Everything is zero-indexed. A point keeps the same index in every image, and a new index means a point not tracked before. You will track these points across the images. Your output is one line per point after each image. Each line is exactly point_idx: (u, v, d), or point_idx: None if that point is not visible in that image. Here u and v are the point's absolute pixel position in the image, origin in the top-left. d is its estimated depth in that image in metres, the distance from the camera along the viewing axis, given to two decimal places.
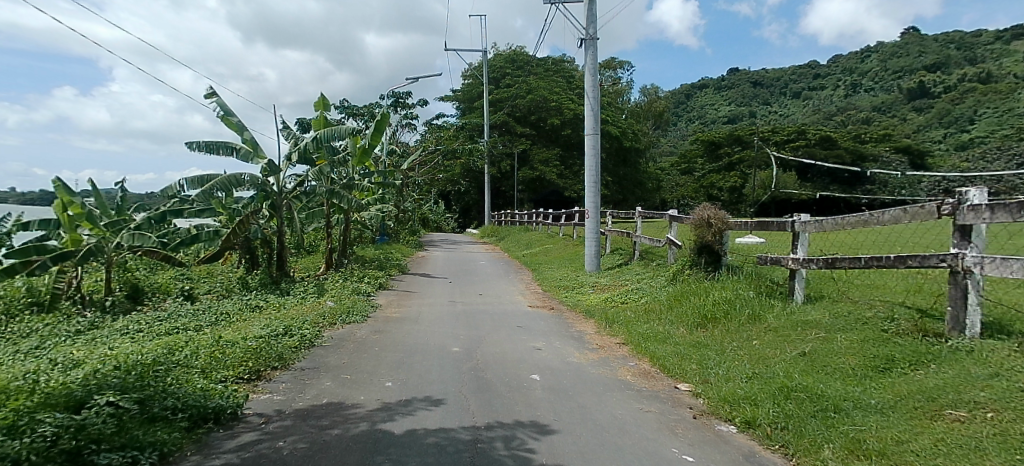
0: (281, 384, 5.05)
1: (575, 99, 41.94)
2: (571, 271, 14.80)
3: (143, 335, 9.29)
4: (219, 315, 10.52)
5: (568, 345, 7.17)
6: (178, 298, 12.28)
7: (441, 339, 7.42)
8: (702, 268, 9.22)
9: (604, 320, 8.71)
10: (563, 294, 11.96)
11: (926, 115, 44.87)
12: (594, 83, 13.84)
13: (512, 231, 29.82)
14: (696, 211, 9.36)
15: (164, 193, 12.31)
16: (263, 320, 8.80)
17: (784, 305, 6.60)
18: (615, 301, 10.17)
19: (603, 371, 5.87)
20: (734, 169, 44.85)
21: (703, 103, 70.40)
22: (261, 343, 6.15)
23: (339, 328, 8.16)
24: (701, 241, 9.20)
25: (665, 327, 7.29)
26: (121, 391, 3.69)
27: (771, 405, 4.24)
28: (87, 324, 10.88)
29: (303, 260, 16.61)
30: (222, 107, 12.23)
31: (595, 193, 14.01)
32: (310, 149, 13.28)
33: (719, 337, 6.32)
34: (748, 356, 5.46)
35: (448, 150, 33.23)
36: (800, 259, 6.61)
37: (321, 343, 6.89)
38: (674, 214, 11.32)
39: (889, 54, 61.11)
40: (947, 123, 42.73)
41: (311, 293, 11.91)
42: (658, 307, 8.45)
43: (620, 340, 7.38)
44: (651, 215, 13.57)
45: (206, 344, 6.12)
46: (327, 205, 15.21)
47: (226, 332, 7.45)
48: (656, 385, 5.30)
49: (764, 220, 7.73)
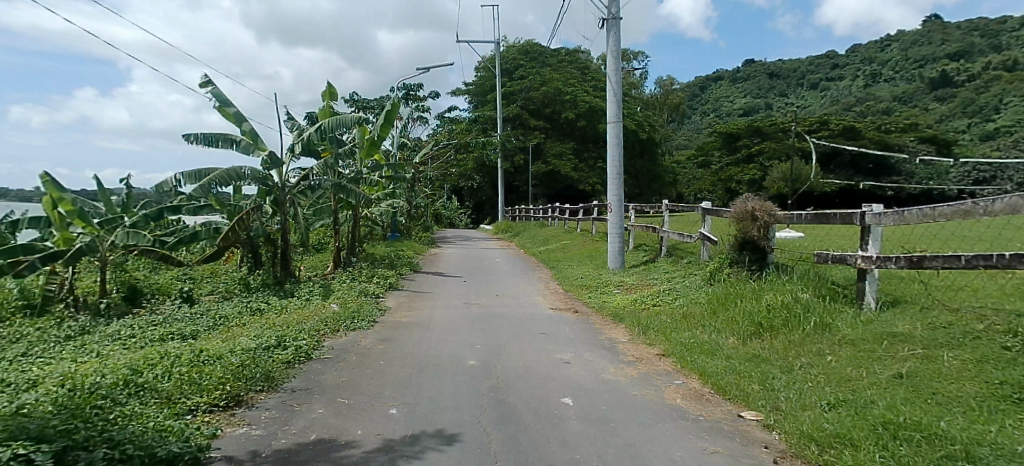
0: (264, 414, 4.21)
1: (590, 90, 40.81)
2: (593, 269, 13.87)
3: (136, 343, 8.53)
4: (217, 320, 9.75)
5: (601, 357, 6.27)
6: (177, 300, 11.50)
7: (455, 349, 6.58)
8: (744, 267, 8.31)
9: (636, 325, 7.81)
10: (587, 294, 11.08)
11: (949, 104, 43.27)
12: (617, 68, 12.90)
13: (527, 227, 29.02)
14: (734, 203, 8.43)
15: (159, 188, 11.53)
16: (259, 326, 7.99)
17: (854, 313, 5.67)
18: (646, 303, 9.25)
19: (646, 393, 4.97)
20: (754, 162, 43.59)
21: (719, 95, 69.07)
22: (247, 359, 5.31)
23: (342, 336, 7.32)
24: (745, 237, 8.26)
25: (711, 336, 6.37)
26: (38, 439, 2.83)
27: (875, 449, 3.30)
28: (78, 329, 10.10)
29: (310, 259, 15.82)
30: (218, 97, 11.45)
31: (618, 186, 13.08)
32: (315, 140, 12.50)
33: (782, 349, 5.42)
34: (825, 378, 4.52)
35: (460, 144, 32.45)
36: (874, 258, 5.68)
37: (319, 356, 6.07)
38: (707, 207, 10.34)
39: (910, 42, 59.33)
40: (972, 113, 41.26)
41: (317, 295, 11.11)
42: (699, 311, 7.53)
43: (659, 351, 6.48)
44: (679, 208, 12.60)
45: (185, 358, 5.31)
46: (334, 201, 14.41)
47: (217, 343, 6.65)
48: (714, 413, 4.41)
49: (820, 212, 6.81)
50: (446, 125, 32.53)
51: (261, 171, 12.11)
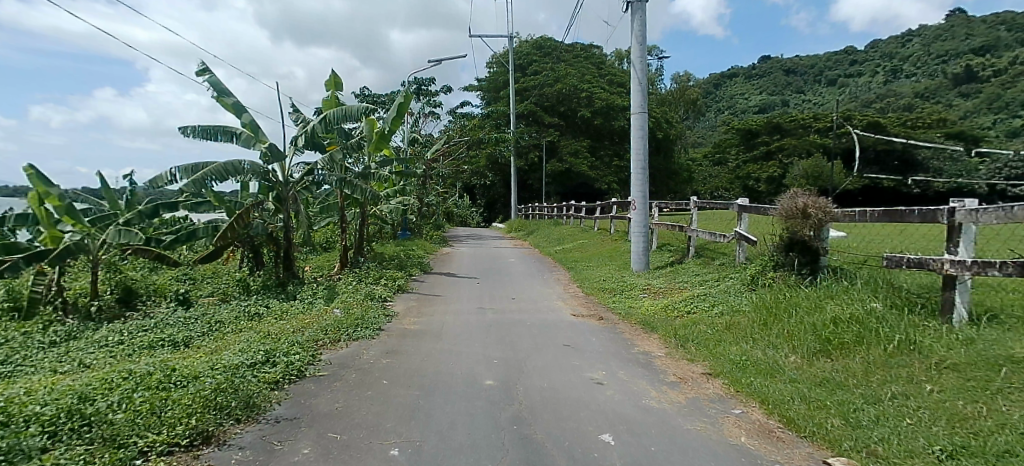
0: (235, 455, 3.40)
1: (605, 86, 39.73)
2: (614, 270, 13.01)
3: (123, 351, 7.80)
4: (212, 325, 9.01)
5: (638, 377, 5.43)
6: (173, 303, 10.73)
7: (469, 365, 5.75)
8: (793, 271, 7.50)
9: (671, 337, 6.94)
10: (610, 298, 10.22)
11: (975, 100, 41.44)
12: (641, 57, 12.06)
13: (540, 225, 28.09)
14: (780, 200, 7.54)
15: (153, 184, 10.79)
16: (250, 336, 7.21)
17: (944, 330, 4.80)
18: (679, 309, 8.38)
19: (702, 426, 4.14)
20: (773, 159, 42.37)
21: (735, 93, 67.90)
22: (225, 379, 4.49)
23: (341, 347, 6.54)
24: (794, 237, 7.40)
25: (765, 352, 5.53)
26: None
27: None
28: (65, 334, 9.34)
29: (316, 259, 15.06)
30: (216, 86, 10.71)
31: (642, 182, 12.22)
32: (319, 132, 11.73)
33: (860, 372, 4.56)
34: (930, 415, 3.71)
35: (473, 141, 31.66)
36: (964, 262, 4.86)
37: (314, 374, 5.27)
38: (744, 204, 9.50)
39: (933, 37, 57.23)
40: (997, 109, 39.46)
41: (320, 298, 10.35)
42: (746, 321, 6.65)
43: (704, 368, 5.63)
44: (708, 205, 11.70)
45: (153, 379, 4.48)
46: (341, 198, 13.62)
47: (200, 358, 5.82)
48: (795, 456, 3.59)
49: (889, 208, 5.94)
50: (458, 120, 31.71)
51: (261, 165, 11.31)
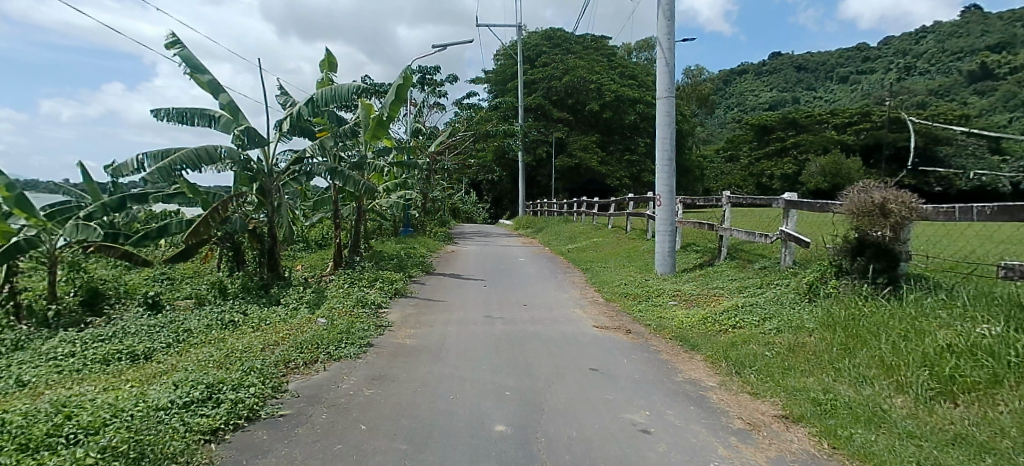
0: None
1: (615, 78, 38.31)
2: (636, 272, 11.74)
3: (70, 366, 6.59)
4: (177, 336, 7.76)
5: (694, 421, 4.16)
6: (140, 307, 9.47)
7: (474, 400, 4.51)
8: (865, 280, 6.20)
9: (720, 360, 5.66)
10: (635, 306, 8.93)
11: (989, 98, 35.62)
12: (668, 34, 10.72)
13: (549, 223, 26.78)
14: (848, 194, 6.25)
15: (118, 172, 9.59)
16: (202, 355, 5.97)
17: None
18: (721, 323, 7.08)
19: None
20: (787, 155, 40.88)
21: (746, 89, 66.52)
22: (131, 435, 3.24)
23: (316, 372, 5.32)
24: (867, 237, 6.12)
25: (862, 390, 4.28)
26: None
27: None
28: (11, 343, 8.07)
29: (309, 258, 13.92)
30: (189, 63, 9.49)
31: (669, 173, 10.91)
32: (305, 115, 10.49)
33: (1015, 428, 3.38)
34: None
35: (479, 133, 30.50)
36: None
37: (271, 415, 4.06)
38: (790, 199, 8.23)
39: (948, 33, 51.21)
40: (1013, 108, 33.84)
41: (305, 303, 9.10)
42: (815, 344, 5.38)
43: (776, 407, 4.38)
44: (742, 200, 10.35)
45: (34, 434, 3.24)
46: (335, 191, 12.39)
47: (125, 390, 4.58)
48: None
49: (1011, 204, 4.94)
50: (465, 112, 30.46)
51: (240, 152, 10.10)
